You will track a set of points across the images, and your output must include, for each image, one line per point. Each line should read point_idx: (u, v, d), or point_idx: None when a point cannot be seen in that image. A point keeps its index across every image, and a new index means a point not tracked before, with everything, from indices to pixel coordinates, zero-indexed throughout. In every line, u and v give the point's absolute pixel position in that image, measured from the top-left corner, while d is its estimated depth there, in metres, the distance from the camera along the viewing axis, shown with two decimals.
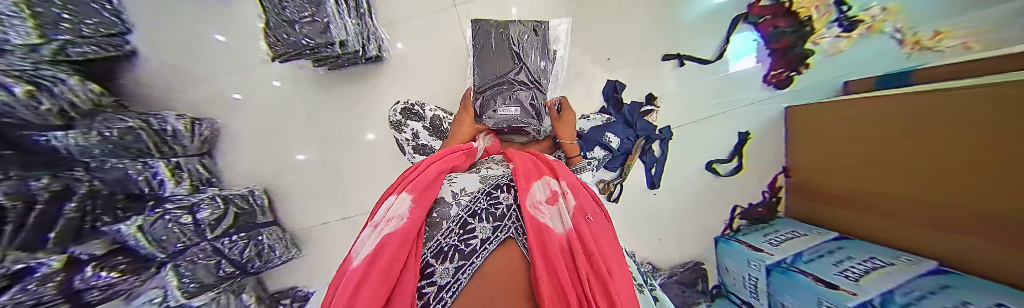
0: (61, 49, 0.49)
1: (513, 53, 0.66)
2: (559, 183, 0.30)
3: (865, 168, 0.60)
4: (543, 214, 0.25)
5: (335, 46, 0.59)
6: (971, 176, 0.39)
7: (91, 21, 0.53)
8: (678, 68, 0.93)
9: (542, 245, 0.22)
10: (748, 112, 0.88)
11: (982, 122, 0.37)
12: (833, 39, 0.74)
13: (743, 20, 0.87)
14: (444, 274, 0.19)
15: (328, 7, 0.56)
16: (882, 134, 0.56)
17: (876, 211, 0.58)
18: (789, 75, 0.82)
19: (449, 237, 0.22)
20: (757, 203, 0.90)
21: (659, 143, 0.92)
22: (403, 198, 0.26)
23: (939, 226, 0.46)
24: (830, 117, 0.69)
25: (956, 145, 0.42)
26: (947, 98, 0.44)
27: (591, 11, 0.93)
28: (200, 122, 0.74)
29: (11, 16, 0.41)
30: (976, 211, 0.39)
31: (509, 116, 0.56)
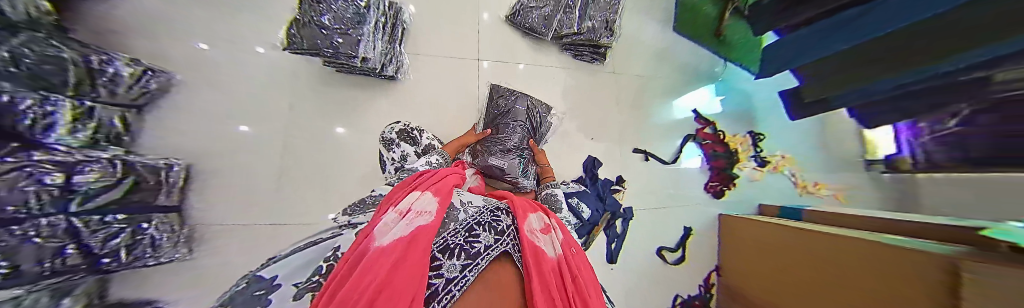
0: None
1: (520, 117, 0.75)
2: (550, 219, 0.37)
3: (768, 275, 0.73)
4: (538, 239, 0.31)
5: (356, 59, 0.63)
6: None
7: None
8: (643, 160, 1.10)
9: (536, 263, 0.27)
10: (691, 211, 1.04)
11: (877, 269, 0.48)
12: (751, 169, 1.02)
13: (691, 139, 1.12)
14: (452, 268, 0.24)
15: (366, 28, 0.63)
16: (780, 251, 0.71)
17: None
18: (721, 188, 1.05)
19: (456, 236, 0.27)
20: (694, 295, 0.97)
21: (621, 221, 1.00)
22: (428, 195, 0.30)
23: None
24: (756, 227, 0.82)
25: (842, 278, 0.54)
26: (840, 239, 0.57)
27: (585, 98, 1.12)
28: (154, 74, 0.60)
29: None
30: None
31: (498, 166, 0.67)
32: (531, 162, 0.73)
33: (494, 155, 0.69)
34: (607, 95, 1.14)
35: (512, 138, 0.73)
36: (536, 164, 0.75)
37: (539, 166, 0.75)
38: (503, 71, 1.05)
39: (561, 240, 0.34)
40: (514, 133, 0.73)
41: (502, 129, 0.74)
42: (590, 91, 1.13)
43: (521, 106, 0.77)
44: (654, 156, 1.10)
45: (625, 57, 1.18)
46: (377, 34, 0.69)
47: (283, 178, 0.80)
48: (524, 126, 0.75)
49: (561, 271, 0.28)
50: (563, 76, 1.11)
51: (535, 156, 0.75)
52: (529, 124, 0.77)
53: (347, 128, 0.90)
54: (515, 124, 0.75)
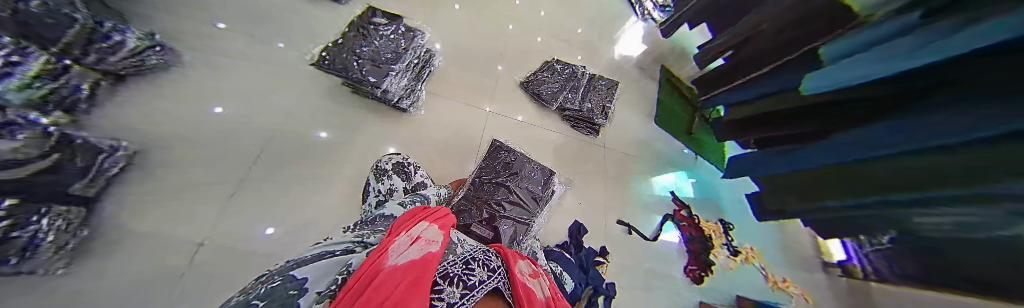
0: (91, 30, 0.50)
1: (516, 185, 0.82)
2: (535, 267, 0.39)
3: None
4: (529, 282, 0.30)
5: (378, 90, 0.75)
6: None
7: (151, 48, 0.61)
8: (626, 234, 1.10)
9: (530, 301, 0.25)
10: (670, 296, 0.99)
11: None
12: (725, 258, 1.10)
13: (669, 220, 1.18)
14: (453, 294, 0.21)
15: (396, 68, 0.77)
16: None
17: None
18: (699, 274, 1.06)
19: (456, 267, 0.25)
20: None
21: (603, 298, 0.86)
22: (434, 230, 0.32)
23: None
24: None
25: None
26: None
27: (577, 163, 1.19)
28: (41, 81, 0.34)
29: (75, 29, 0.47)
30: None
31: (481, 235, 0.70)
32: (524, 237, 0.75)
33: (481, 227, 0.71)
34: (596, 166, 1.22)
35: (505, 208, 0.77)
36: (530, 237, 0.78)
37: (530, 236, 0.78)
38: (506, 123, 1.13)
39: (549, 286, 0.34)
40: (507, 202, 0.78)
41: (496, 196, 0.78)
42: (582, 158, 1.21)
43: (522, 172, 0.85)
44: (637, 230, 1.12)
45: (616, 135, 1.32)
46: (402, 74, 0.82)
47: None
48: (524, 198, 0.81)
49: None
50: (560, 142, 1.21)
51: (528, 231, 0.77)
52: (524, 193, 0.82)
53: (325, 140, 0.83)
54: (513, 196, 0.79)
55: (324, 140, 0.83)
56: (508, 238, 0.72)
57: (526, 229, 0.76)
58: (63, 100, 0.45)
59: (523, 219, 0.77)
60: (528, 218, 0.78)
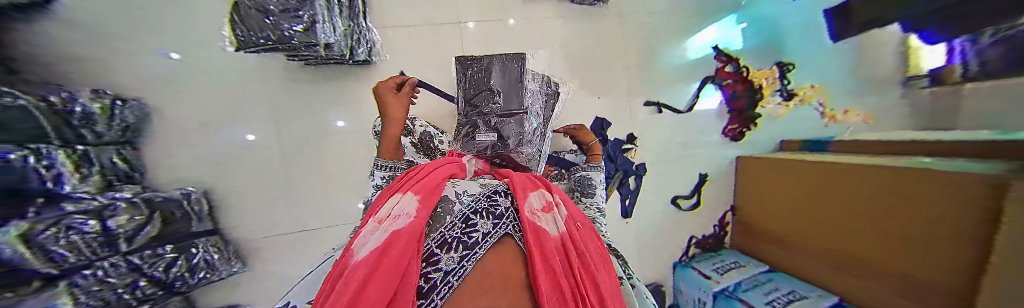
0: (107, 121, 0.56)
1: (495, 83, 0.58)
2: (552, 195, 0.40)
3: (806, 211, 0.72)
4: (540, 219, 0.33)
5: (318, 48, 0.54)
6: (920, 250, 0.46)
7: (126, 109, 0.60)
8: (656, 114, 1.02)
9: (540, 244, 0.29)
10: (709, 158, 1.01)
11: (937, 208, 0.43)
12: (776, 106, 0.94)
13: (710, 82, 1.00)
14: (449, 261, 0.25)
15: (317, 3, 0.52)
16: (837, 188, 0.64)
17: (819, 248, 0.69)
18: (741, 131, 0.98)
19: (453, 230, 0.29)
20: (707, 235, 1.04)
21: (635, 178, 1.01)
22: (409, 197, 0.32)
23: (895, 287, 0.51)
24: (788, 167, 0.78)
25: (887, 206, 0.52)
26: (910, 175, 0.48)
27: (587, 49, 0.99)
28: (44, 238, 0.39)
29: (102, 130, 0.55)
30: (923, 277, 0.45)
31: (486, 145, 0.56)
32: (534, 131, 0.58)
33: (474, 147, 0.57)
34: (612, 47, 1.00)
35: (492, 113, 0.57)
36: (532, 132, 0.58)
37: (535, 134, 0.58)
38: (488, 34, 0.93)
39: (563, 215, 0.36)
40: (492, 105, 0.57)
41: (476, 106, 0.58)
42: (591, 44, 0.99)
43: (497, 71, 0.59)
44: (666, 107, 1.02)
45: None
46: (335, 14, 0.57)
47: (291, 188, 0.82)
48: (504, 94, 0.57)
49: (566, 250, 0.29)
50: (560, 31, 0.97)
51: (534, 123, 0.58)
52: (509, 86, 0.58)
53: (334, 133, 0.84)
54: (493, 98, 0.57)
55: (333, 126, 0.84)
56: (511, 137, 0.55)
57: (521, 123, 0.56)
58: (121, 175, 0.59)
59: (521, 111, 0.56)
60: (516, 111, 0.56)
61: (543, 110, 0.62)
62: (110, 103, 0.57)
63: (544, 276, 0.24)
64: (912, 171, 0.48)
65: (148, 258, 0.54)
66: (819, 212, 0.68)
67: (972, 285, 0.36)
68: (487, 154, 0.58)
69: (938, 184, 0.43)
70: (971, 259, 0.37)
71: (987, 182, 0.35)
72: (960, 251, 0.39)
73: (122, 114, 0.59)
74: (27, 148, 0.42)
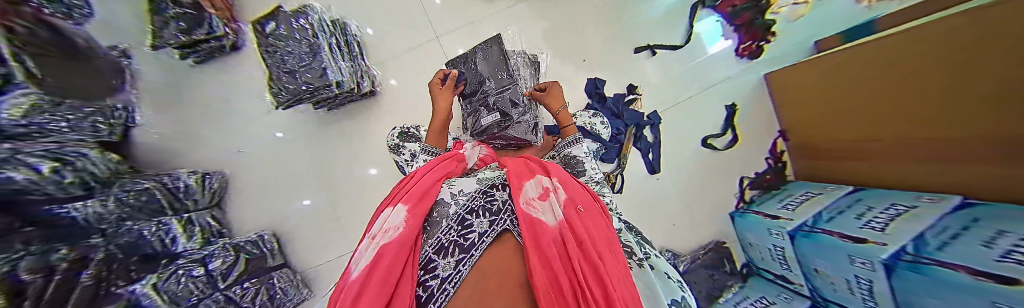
0: (201, 185, 0.72)
1: (483, 70, 0.66)
2: (551, 180, 0.35)
3: (861, 112, 0.63)
4: (534, 209, 0.30)
5: (332, 87, 0.63)
6: (956, 107, 0.43)
7: (212, 177, 0.76)
8: (651, 57, 1.01)
9: (534, 235, 0.26)
10: (728, 86, 0.98)
11: (980, 74, 0.36)
12: (791, 7, 0.76)
13: (702, 6, 0.95)
14: (446, 266, 0.23)
15: (323, 54, 0.61)
16: (883, 77, 0.55)
17: (896, 151, 0.59)
18: (757, 46, 0.90)
19: (450, 234, 0.28)
20: (763, 171, 0.96)
21: (650, 129, 0.99)
22: (398, 209, 0.30)
23: (985, 170, 0.43)
24: (822, 72, 0.70)
25: (936, 81, 0.45)
26: (950, 39, 0.41)
27: (562, 20, 1.04)
28: (164, 282, 0.53)
29: (197, 196, 0.71)
30: (998, 153, 0.39)
31: (492, 122, 0.61)
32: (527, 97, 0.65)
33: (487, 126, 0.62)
34: (586, 11, 1.03)
35: (488, 95, 0.63)
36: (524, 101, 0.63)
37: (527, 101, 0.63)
38: (469, 36, 1.02)
39: (561, 200, 0.32)
40: (485, 88, 0.64)
41: (473, 95, 0.65)
42: (563, 16, 1.04)
43: (480, 60, 0.67)
44: (658, 48, 1.00)
45: None
46: (338, 56, 0.66)
47: (341, 215, 0.95)
48: (491, 78, 0.64)
49: (564, 239, 0.26)
50: (530, 12, 1.03)
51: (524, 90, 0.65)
52: (494, 69, 0.66)
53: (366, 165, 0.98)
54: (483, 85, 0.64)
55: (363, 154, 0.99)
56: (511, 106, 0.62)
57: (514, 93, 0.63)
58: (214, 233, 0.73)
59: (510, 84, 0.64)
60: (507, 86, 0.63)
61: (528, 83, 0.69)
62: (202, 175, 0.74)
63: (538, 271, 0.20)
64: (936, 23, 0.43)
65: (254, 283, 0.68)
66: (853, 108, 0.65)
67: (994, 114, 0.36)
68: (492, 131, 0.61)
69: (966, 30, 0.38)
70: (981, 91, 0.37)
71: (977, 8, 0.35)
72: (1002, 111, 0.34)
73: (211, 180, 0.75)
74: (153, 222, 0.58)
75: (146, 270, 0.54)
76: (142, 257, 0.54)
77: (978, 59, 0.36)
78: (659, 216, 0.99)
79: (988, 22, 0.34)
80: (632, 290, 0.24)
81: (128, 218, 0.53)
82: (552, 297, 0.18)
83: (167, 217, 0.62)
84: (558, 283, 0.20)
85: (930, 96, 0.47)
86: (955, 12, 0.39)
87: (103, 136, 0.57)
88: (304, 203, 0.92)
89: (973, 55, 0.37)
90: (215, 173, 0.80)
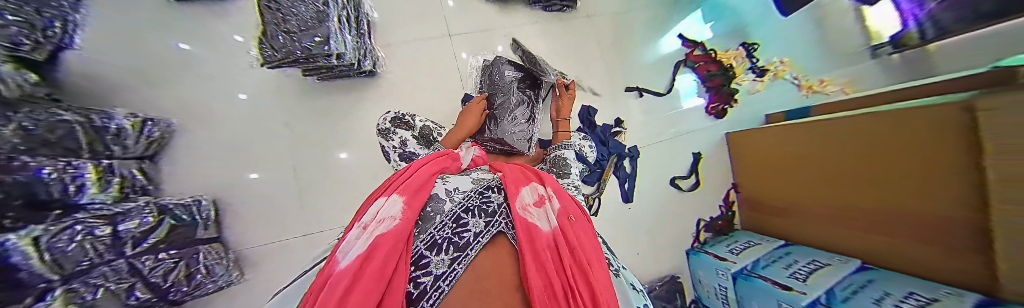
0: (137, 128, 0.62)
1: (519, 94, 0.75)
2: (545, 188, 0.37)
3: (804, 181, 0.78)
4: (530, 215, 0.31)
5: (332, 58, 0.61)
6: (900, 185, 0.54)
7: (154, 123, 0.67)
8: (639, 98, 1.13)
9: (531, 241, 0.28)
10: (696, 137, 1.11)
11: (944, 158, 0.47)
12: (751, 82, 1.06)
13: (683, 65, 1.14)
14: (439, 264, 0.24)
15: (331, 24, 0.59)
16: (827, 154, 0.71)
17: (824, 216, 0.74)
18: (723, 108, 1.10)
19: (443, 230, 0.28)
20: (717, 217, 1.08)
21: (629, 160, 1.06)
22: (393, 200, 0.29)
23: (914, 239, 0.54)
24: (778, 143, 0.86)
25: (881, 162, 0.58)
26: (903, 131, 0.54)
27: (568, 48, 1.12)
28: (61, 236, 0.38)
29: (131, 143, 0.61)
30: (939, 225, 0.49)
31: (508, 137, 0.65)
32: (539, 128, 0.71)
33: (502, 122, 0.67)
34: (588, 45, 1.14)
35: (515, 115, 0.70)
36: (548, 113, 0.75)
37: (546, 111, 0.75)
38: (477, 42, 1.06)
39: (556, 210, 0.33)
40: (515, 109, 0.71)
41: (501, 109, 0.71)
42: (568, 44, 1.13)
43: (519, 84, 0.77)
44: (645, 92, 1.13)
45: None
46: (343, 29, 0.65)
47: (303, 193, 0.88)
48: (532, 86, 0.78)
49: (557, 245, 0.29)
50: (536, 34, 1.11)
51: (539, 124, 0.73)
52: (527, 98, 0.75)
53: (345, 145, 0.93)
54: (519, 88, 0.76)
55: (344, 134, 0.93)
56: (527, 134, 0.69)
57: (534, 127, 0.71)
58: (137, 188, 0.63)
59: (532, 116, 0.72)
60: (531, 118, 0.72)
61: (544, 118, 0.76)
62: (139, 119, 0.64)
63: (532, 274, 0.24)
64: (887, 118, 0.57)
65: (174, 255, 0.58)
66: (812, 175, 0.75)
67: (957, 192, 0.45)
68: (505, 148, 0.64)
69: (921, 126, 0.50)
70: (955, 166, 0.45)
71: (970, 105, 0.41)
72: (967, 189, 0.43)
73: (152, 129, 0.66)
74: (60, 162, 0.45)
75: (29, 219, 0.38)
76: (29, 204, 0.39)
77: (942, 146, 0.47)
78: (626, 244, 1.03)
79: (952, 119, 0.45)
80: (614, 294, 0.27)
81: (25, 150, 0.40)
82: (546, 299, 0.22)
83: (81, 161, 0.49)
84: (551, 286, 0.24)
85: (873, 174, 0.60)
86: (908, 111, 0.52)
87: (21, 48, 0.46)
88: (252, 177, 0.82)
89: (932, 145, 0.48)
90: (163, 122, 0.71)
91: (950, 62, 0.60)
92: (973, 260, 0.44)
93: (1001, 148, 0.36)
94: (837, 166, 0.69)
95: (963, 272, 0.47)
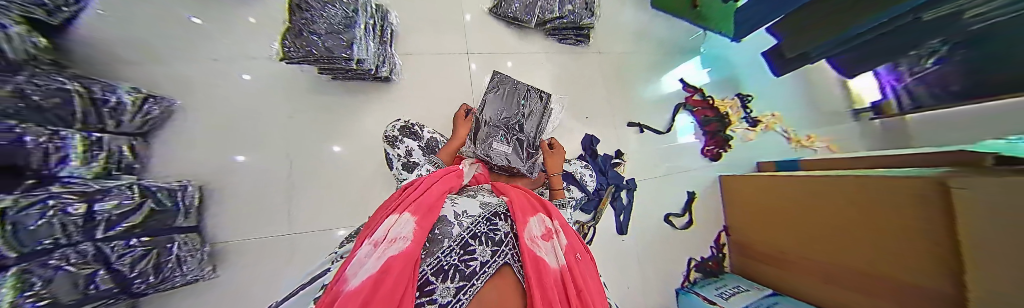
0: (135, 104, 0.61)
1: (518, 114, 0.74)
2: (552, 221, 0.37)
3: (793, 232, 0.81)
4: (539, 249, 0.31)
5: (351, 62, 0.62)
6: (886, 249, 0.56)
7: (154, 102, 0.66)
8: (639, 133, 1.17)
9: (537, 276, 0.27)
10: (691, 176, 1.14)
11: (925, 228, 0.49)
12: (745, 131, 1.13)
13: (683, 107, 1.20)
14: (444, 293, 0.24)
15: (356, 31, 0.61)
16: (816, 209, 0.74)
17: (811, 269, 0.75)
18: (717, 152, 1.14)
19: (450, 256, 0.27)
20: (708, 257, 1.08)
21: (626, 192, 1.08)
22: (405, 219, 0.29)
23: (896, 305, 0.55)
24: (769, 192, 0.89)
25: (867, 223, 0.61)
26: (888, 196, 0.57)
27: (576, 78, 1.18)
28: (30, 208, 0.34)
29: (125, 119, 0.59)
30: (921, 294, 0.50)
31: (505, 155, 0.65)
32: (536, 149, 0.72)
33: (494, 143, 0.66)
34: (595, 77, 1.19)
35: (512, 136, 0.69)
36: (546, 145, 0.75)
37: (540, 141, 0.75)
38: (491, 63, 1.10)
39: (562, 245, 0.34)
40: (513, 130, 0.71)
41: (499, 126, 0.69)
42: (577, 75, 1.18)
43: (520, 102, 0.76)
44: (647, 128, 1.17)
45: (606, 36, 1.23)
46: (368, 36, 0.67)
47: (293, 190, 0.85)
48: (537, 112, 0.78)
49: (564, 282, 0.28)
50: (547, 62, 1.16)
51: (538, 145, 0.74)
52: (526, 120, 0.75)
53: (346, 145, 0.92)
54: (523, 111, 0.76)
55: (346, 134, 0.92)
56: (523, 154, 0.69)
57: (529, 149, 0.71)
58: (122, 166, 0.60)
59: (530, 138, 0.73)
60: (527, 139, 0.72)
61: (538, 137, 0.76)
62: (140, 97, 0.63)
63: None
64: (871, 183, 0.60)
65: (143, 244, 0.54)
66: (802, 229, 0.78)
67: (938, 263, 0.47)
68: (505, 167, 0.65)
69: (904, 195, 0.53)
70: (936, 237, 0.47)
71: (945, 182, 0.45)
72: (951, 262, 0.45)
73: (151, 106, 0.65)
74: (46, 131, 0.42)
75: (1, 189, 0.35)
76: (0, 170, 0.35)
77: (924, 216, 0.49)
78: (618, 278, 1.01)
79: (931, 192, 0.48)
80: None
81: (18, 113, 0.37)
82: None
83: (67, 131, 0.46)
84: None
85: (860, 234, 0.62)
86: (890, 179, 0.56)
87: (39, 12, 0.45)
88: (240, 160, 0.79)
89: (916, 214, 0.51)
90: (164, 101, 0.70)
91: (938, 133, 0.66)
92: None
93: (972, 228, 0.39)
94: (825, 222, 0.71)
95: None
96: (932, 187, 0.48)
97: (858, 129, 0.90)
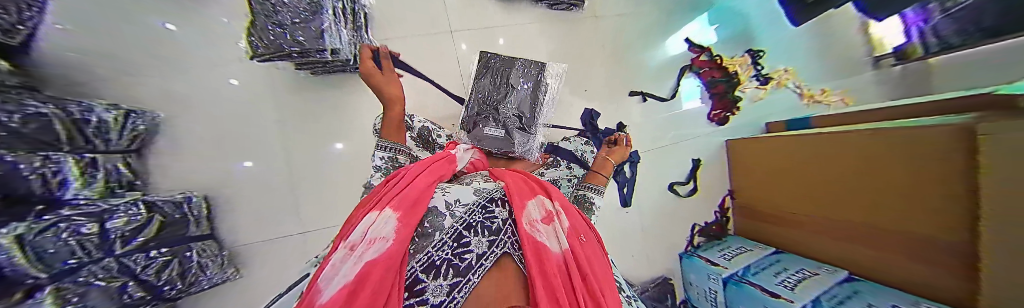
0: (119, 120, 0.60)
1: (513, 90, 0.71)
2: (553, 203, 0.37)
3: (801, 192, 0.80)
4: (539, 233, 0.31)
5: (327, 53, 0.58)
6: (892, 203, 0.56)
7: (138, 117, 0.64)
8: (642, 102, 1.11)
9: (538, 264, 0.26)
10: (697, 143, 1.10)
11: (932, 180, 0.48)
12: (754, 90, 1.06)
13: (689, 70, 1.12)
14: (437, 292, 0.23)
15: (326, 16, 0.56)
16: (826, 167, 0.72)
17: (816, 228, 0.76)
18: (725, 115, 1.09)
19: (443, 251, 0.27)
20: (711, 222, 1.10)
21: (629, 165, 1.06)
22: (387, 215, 0.29)
23: (897, 257, 0.56)
24: (779, 153, 0.87)
25: (876, 179, 0.59)
26: (901, 149, 0.54)
27: (572, 48, 1.09)
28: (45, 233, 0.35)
29: (113, 137, 0.58)
30: (922, 245, 0.50)
31: (497, 138, 0.67)
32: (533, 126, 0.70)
33: (487, 125, 0.68)
34: (593, 45, 1.11)
35: (506, 117, 0.69)
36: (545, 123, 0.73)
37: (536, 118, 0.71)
38: (479, 40, 1.02)
39: (564, 229, 0.33)
40: (507, 109, 0.70)
41: (493, 107, 0.69)
42: (573, 44, 1.10)
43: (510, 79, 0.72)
44: (651, 96, 1.11)
45: None
46: (339, 21, 0.62)
47: (297, 191, 0.86)
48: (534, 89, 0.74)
49: (567, 268, 0.28)
50: (539, 33, 1.07)
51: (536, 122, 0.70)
52: (524, 96, 0.71)
53: (342, 141, 0.91)
54: (517, 89, 0.71)
55: (340, 131, 0.91)
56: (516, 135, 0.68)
57: (525, 127, 0.69)
58: (124, 184, 0.61)
59: (526, 116, 0.70)
60: (524, 116, 0.70)
61: (540, 114, 0.72)
62: (121, 111, 0.61)
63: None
64: (886, 135, 0.57)
65: (163, 253, 0.57)
66: (810, 188, 0.77)
67: (942, 214, 0.46)
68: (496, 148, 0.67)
69: (918, 146, 0.51)
70: (941, 188, 0.46)
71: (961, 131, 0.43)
72: (954, 212, 0.44)
73: (136, 121, 0.64)
74: (39, 157, 0.42)
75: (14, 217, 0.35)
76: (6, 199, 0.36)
77: (934, 167, 0.48)
78: (623, 248, 1.05)
79: (944, 142, 0.46)
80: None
81: (2, 142, 0.37)
82: None
83: (59, 155, 0.46)
84: None
85: (867, 191, 0.61)
86: (905, 131, 0.53)
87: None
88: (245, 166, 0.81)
89: (926, 166, 0.49)
90: (148, 115, 0.68)
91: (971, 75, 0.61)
92: (948, 278, 0.46)
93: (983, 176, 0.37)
94: (834, 180, 0.70)
95: (939, 291, 0.49)
96: (946, 136, 0.45)
97: (877, 78, 0.85)
